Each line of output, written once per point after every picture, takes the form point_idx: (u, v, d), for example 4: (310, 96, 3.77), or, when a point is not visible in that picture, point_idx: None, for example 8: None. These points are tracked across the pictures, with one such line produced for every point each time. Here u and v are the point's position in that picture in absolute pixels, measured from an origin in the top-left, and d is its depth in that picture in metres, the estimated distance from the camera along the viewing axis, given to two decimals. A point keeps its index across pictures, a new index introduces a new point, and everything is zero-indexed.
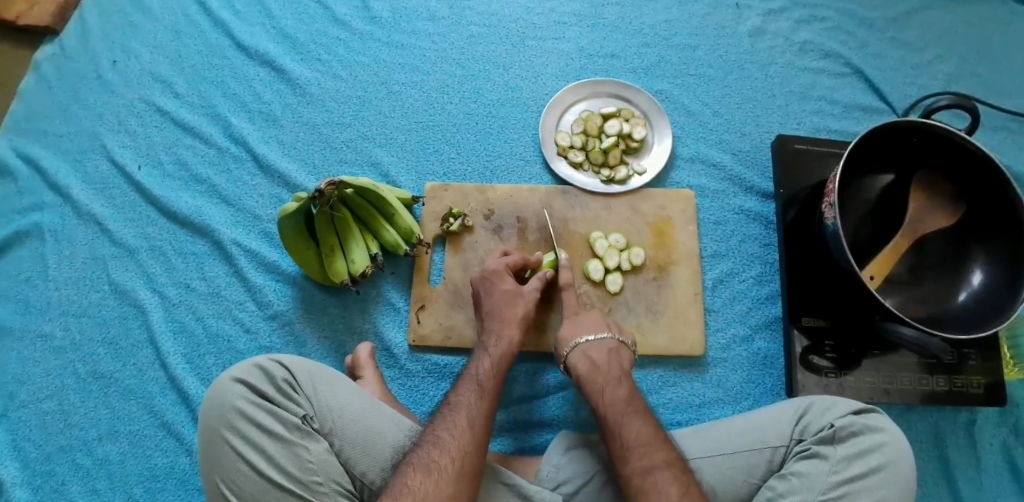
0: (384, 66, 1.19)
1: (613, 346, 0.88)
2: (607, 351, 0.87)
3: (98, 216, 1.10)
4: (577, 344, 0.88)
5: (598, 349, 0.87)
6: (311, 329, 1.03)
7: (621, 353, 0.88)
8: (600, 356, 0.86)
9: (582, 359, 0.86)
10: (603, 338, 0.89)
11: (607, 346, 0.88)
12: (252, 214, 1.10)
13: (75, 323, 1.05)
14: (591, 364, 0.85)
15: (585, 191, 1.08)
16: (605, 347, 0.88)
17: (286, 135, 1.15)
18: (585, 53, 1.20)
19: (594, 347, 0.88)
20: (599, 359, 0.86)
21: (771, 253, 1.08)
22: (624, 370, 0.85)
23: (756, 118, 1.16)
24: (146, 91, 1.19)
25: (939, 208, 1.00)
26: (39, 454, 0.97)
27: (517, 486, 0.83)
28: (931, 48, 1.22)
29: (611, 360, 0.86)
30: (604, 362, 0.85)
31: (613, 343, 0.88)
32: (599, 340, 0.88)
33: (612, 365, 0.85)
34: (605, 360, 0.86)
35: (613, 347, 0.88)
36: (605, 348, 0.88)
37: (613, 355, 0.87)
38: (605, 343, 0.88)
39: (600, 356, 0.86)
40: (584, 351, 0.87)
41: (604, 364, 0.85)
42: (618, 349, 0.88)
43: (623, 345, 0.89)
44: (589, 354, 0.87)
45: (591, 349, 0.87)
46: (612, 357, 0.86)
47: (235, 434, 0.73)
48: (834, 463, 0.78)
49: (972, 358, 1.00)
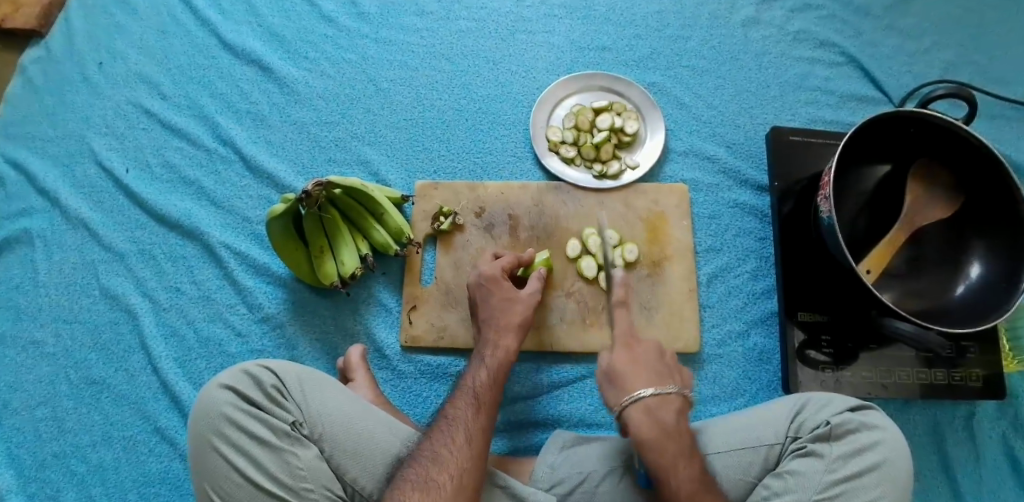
0: (372, 63, 1.17)
1: (679, 403, 0.79)
2: (674, 411, 0.78)
3: (86, 220, 1.09)
4: (638, 399, 0.78)
5: (665, 408, 0.78)
6: (302, 331, 1.02)
7: (683, 408, 0.80)
8: (667, 418, 0.77)
9: (646, 420, 0.77)
10: (668, 392, 0.79)
11: (676, 404, 0.79)
12: (242, 216, 1.09)
13: (66, 328, 1.04)
14: (660, 429, 0.76)
15: (577, 188, 1.06)
16: (671, 403, 0.79)
17: (275, 135, 1.14)
18: (576, 46, 1.18)
19: (660, 405, 0.78)
20: (668, 424, 0.77)
21: (767, 246, 1.07)
22: (690, 434, 0.78)
23: (751, 110, 1.14)
24: (132, 93, 1.18)
25: (938, 199, 0.99)
26: (34, 461, 0.97)
27: (510, 488, 0.82)
28: (927, 35, 1.19)
29: (678, 425, 0.78)
30: (673, 427, 0.77)
31: (678, 399, 0.80)
32: (665, 395, 0.79)
33: (679, 431, 0.77)
34: (672, 421, 0.78)
35: (679, 404, 0.79)
36: (672, 407, 0.78)
37: (680, 418, 0.78)
38: (673, 401, 0.79)
39: (669, 420, 0.77)
40: (650, 412, 0.78)
41: (672, 429, 0.77)
42: (682, 405, 0.80)
43: (685, 396, 0.81)
44: (656, 414, 0.77)
45: (658, 410, 0.78)
46: (680, 420, 0.78)
47: (225, 441, 0.72)
48: (830, 461, 0.77)
49: (971, 351, 0.99)
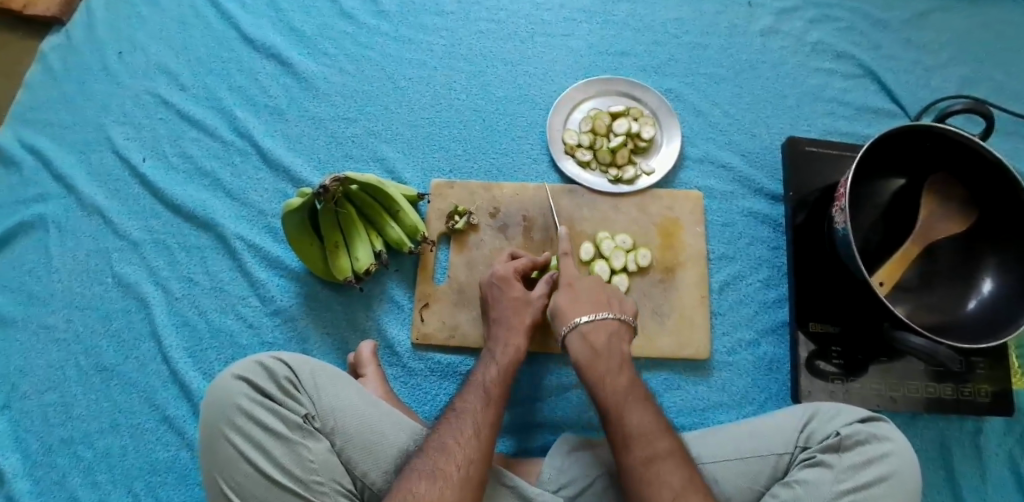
0: (391, 61, 1.18)
1: (613, 326, 0.84)
2: (609, 333, 0.83)
3: (102, 208, 1.09)
4: (572, 324, 0.84)
5: (597, 331, 0.83)
6: (313, 326, 1.02)
7: (621, 335, 0.84)
8: (599, 340, 0.83)
9: (582, 344, 0.83)
10: (603, 317, 0.85)
11: (608, 327, 0.84)
12: (257, 209, 1.09)
13: (78, 315, 1.04)
14: (590, 350, 0.82)
15: (592, 191, 1.06)
16: (606, 328, 0.84)
17: (292, 129, 1.14)
18: (595, 50, 1.18)
19: (592, 328, 0.83)
20: (599, 345, 0.82)
21: (779, 256, 1.07)
22: (624, 354, 0.82)
23: (768, 119, 1.15)
24: (151, 83, 1.18)
25: (953, 213, 1.00)
26: (41, 446, 0.97)
27: (518, 488, 0.82)
28: (945, 51, 1.20)
29: (610, 344, 0.82)
30: (604, 347, 0.82)
31: (613, 323, 0.84)
32: (598, 319, 0.84)
33: (611, 351, 0.82)
34: (604, 343, 0.82)
35: (613, 328, 0.84)
36: (606, 330, 0.84)
37: (614, 338, 0.83)
38: (605, 324, 0.84)
39: (601, 341, 0.82)
40: (584, 335, 0.83)
41: (603, 348, 0.82)
42: (618, 330, 0.85)
43: (624, 325, 0.85)
44: (589, 337, 0.83)
45: (591, 332, 0.83)
46: (612, 341, 0.83)
47: (237, 432, 0.72)
48: (840, 472, 0.77)
49: (980, 367, 0.99)
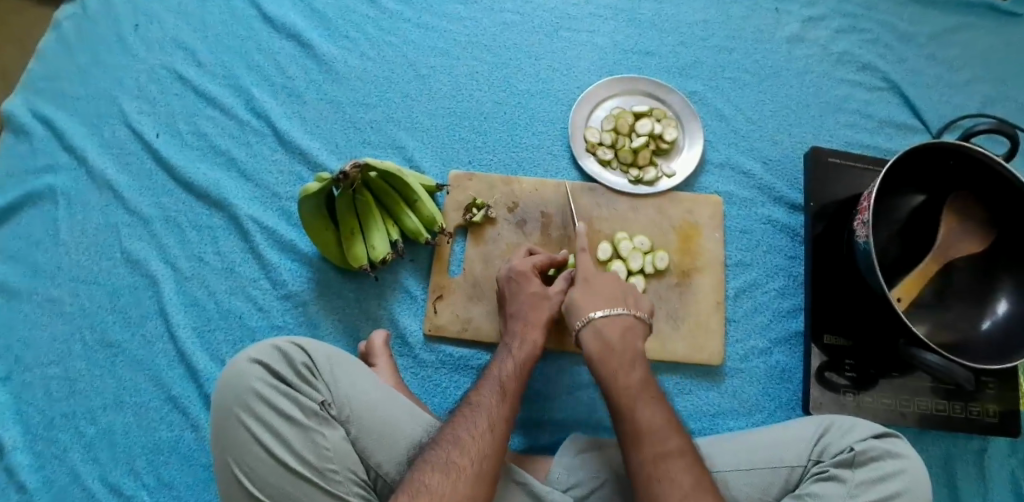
0: (413, 48, 1.16)
1: (672, 417, 0.75)
2: (621, 329, 0.82)
3: (113, 182, 1.07)
4: (629, 409, 0.74)
5: (658, 421, 0.73)
6: (324, 312, 1.01)
7: (680, 427, 0.75)
8: (660, 430, 0.73)
9: (594, 338, 0.82)
10: (619, 313, 0.83)
11: (666, 416, 0.74)
12: (271, 191, 1.07)
13: (85, 289, 1.03)
14: (603, 344, 0.81)
15: (612, 191, 1.06)
16: (664, 417, 0.74)
17: (309, 111, 1.12)
18: (620, 48, 1.17)
19: (653, 415, 0.74)
20: (659, 436, 0.72)
21: (796, 265, 1.06)
22: (637, 351, 0.81)
23: (790, 127, 1.14)
24: (167, 57, 1.16)
25: (973, 233, 1.00)
26: (43, 419, 0.95)
27: (529, 486, 0.81)
28: (969, 68, 1.19)
29: (671, 437, 0.73)
30: (618, 341, 0.81)
31: (671, 414, 0.75)
32: (657, 406, 0.75)
33: (675, 444, 0.72)
34: (666, 434, 0.73)
35: (672, 419, 0.75)
36: (621, 326, 0.82)
37: (673, 432, 0.74)
38: (665, 413, 0.75)
39: (615, 335, 0.81)
40: (598, 330, 0.82)
41: (665, 441, 0.72)
42: (633, 326, 0.83)
43: (679, 414, 0.76)
44: (647, 424, 0.73)
45: (605, 327, 0.82)
46: (672, 433, 0.73)
47: (251, 415, 0.71)
48: (852, 487, 0.77)
49: (989, 387, 0.99)
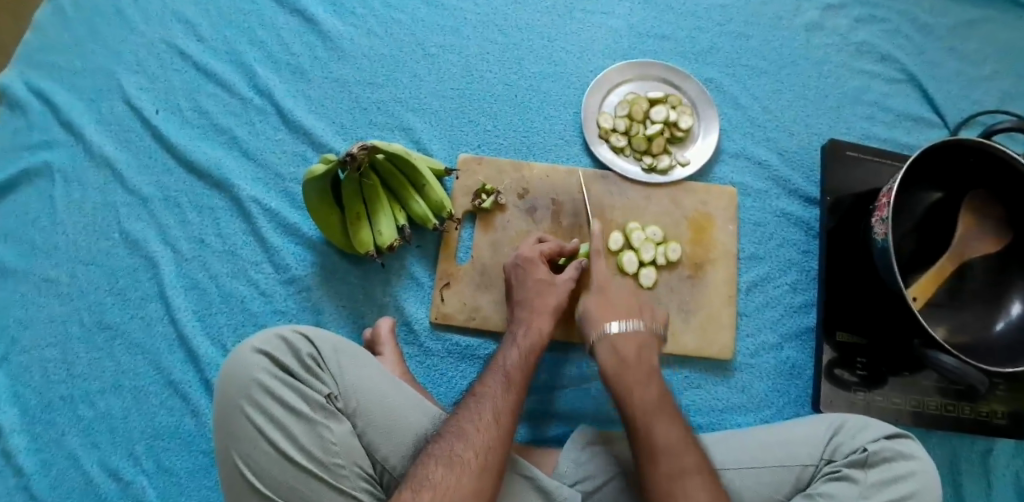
0: (422, 26, 1.12)
1: (643, 337, 0.82)
2: (635, 343, 0.81)
3: (111, 159, 1.04)
4: (604, 334, 0.82)
5: (627, 341, 0.81)
6: (328, 297, 0.98)
7: (652, 347, 0.82)
8: (628, 348, 0.80)
9: (609, 351, 0.81)
10: (636, 327, 0.82)
11: (638, 338, 0.81)
12: (274, 172, 1.04)
13: (82, 270, 1.00)
14: (618, 359, 0.79)
15: (624, 179, 1.03)
16: (635, 337, 0.81)
17: (314, 90, 1.09)
18: (635, 32, 1.14)
19: (624, 338, 0.81)
20: (627, 353, 0.80)
21: (809, 260, 1.04)
22: (653, 365, 0.79)
23: (807, 118, 1.11)
24: (167, 30, 1.12)
25: (989, 232, 0.98)
26: (40, 403, 0.93)
27: (536, 480, 0.80)
28: (989, 62, 1.17)
29: (639, 355, 0.80)
30: (633, 358, 0.79)
31: (643, 334, 0.82)
32: (627, 328, 0.82)
33: (640, 362, 0.79)
34: (634, 354, 0.80)
35: (644, 339, 0.82)
36: (635, 340, 0.81)
37: (641, 349, 0.81)
38: (637, 334, 0.81)
39: (628, 350, 0.80)
40: (612, 343, 0.81)
41: (631, 357, 0.79)
42: (649, 343, 0.82)
43: (654, 337, 0.83)
44: (617, 344, 0.81)
45: (620, 341, 0.81)
46: (642, 352, 0.80)
47: (255, 407, 0.69)
48: (865, 488, 0.76)
49: (999, 388, 0.99)
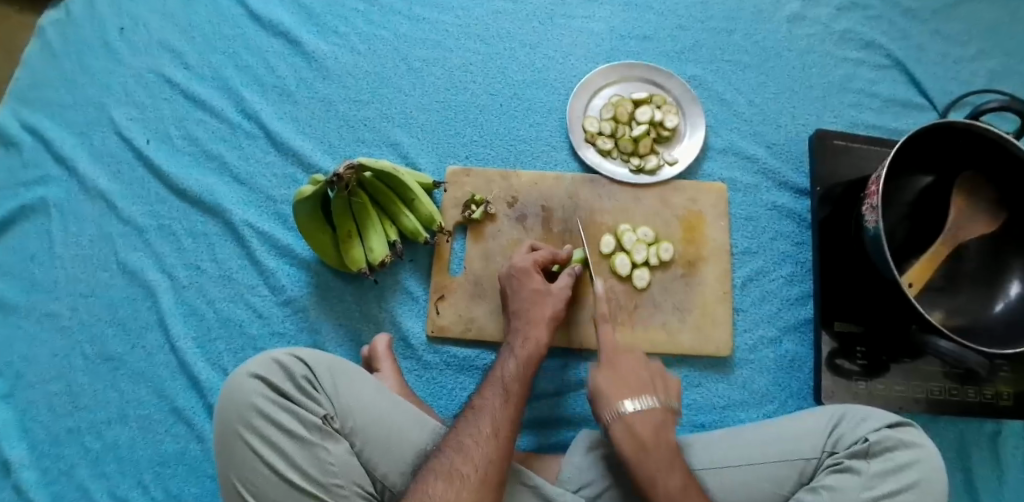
0: (405, 41, 1.13)
1: (660, 415, 0.77)
2: (654, 423, 0.76)
3: (105, 191, 1.05)
4: (618, 413, 0.76)
5: (644, 422, 0.75)
6: (325, 316, 0.99)
7: (668, 423, 0.77)
8: (646, 431, 0.75)
9: (625, 434, 0.75)
10: (650, 404, 0.77)
11: (655, 418, 0.76)
12: (266, 194, 1.05)
13: (82, 302, 1.01)
14: (634, 438, 0.75)
15: (613, 182, 1.03)
16: (652, 417, 0.76)
17: (301, 111, 1.10)
18: (616, 34, 1.14)
19: (641, 418, 0.76)
20: (647, 438, 0.75)
21: (803, 251, 1.04)
22: (673, 447, 0.75)
23: (793, 109, 1.11)
24: (154, 60, 1.13)
25: (983, 213, 0.98)
26: (47, 436, 0.94)
27: (539, 488, 0.80)
28: (975, 42, 1.16)
29: (659, 437, 0.75)
30: (651, 438, 0.75)
31: (660, 411, 0.77)
32: (646, 408, 0.77)
33: (660, 443, 0.75)
34: (652, 435, 0.75)
35: (661, 417, 0.77)
36: (653, 422, 0.76)
37: (661, 431, 0.76)
38: (654, 413, 0.76)
39: (647, 432, 0.75)
40: (629, 424, 0.76)
41: (652, 442, 0.74)
42: (666, 421, 0.77)
43: (671, 413, 0.78)
44: (633, 426, 0.75)
45: (635, 422, 0.76)
46: (661, 432, 0.76)
47: (253, 432, 0.70)
48: (868, 479, 0.76)
49: (1003, 370, 0.98)
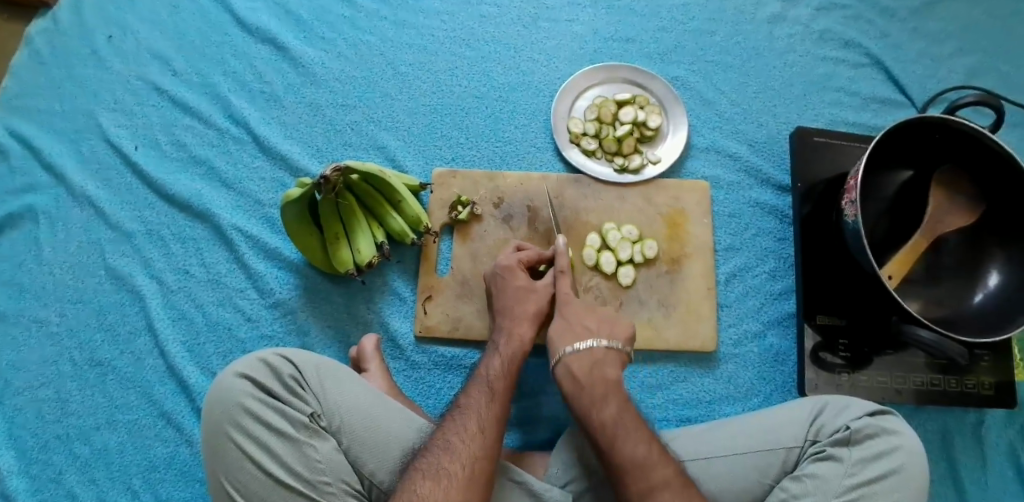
0: (390, 46, 1.14)
1: (598, 353, 0.81)
2: (591, 360, 0.80)
3: (93, 198, 1.06)
4: (558, 356, 0.82)
5: (579, 361, 0.80)
6: (313, 319, 1.00)
7: (607, 361, 0.81)
8: (581, 369, 0.80)
9: (567, 374, 0.80)
10: (589, 344, 0.82)
11: (592, 355, 0.81)
12: (254, 198, 1.06)
13: (71, 308, 1.01)
14: (574, 380, 0.79)
15: (598, 181, 1.05)
16: (588, 356, 0.81)
17: (288, 116, 1.11)
18: (600, 36, 1.16)
19: (576, 357, 0.81)
20: (582, 375, 0.79)
21: (786, 247, 1.06)
22: (610, 379, 0.79)
23: (774, 108, 1.13)
24: (142, 68, 1.14)
25: (961, 206, 0.98)
26: (36, 442, 0.95)
27: (526, 484, 0.80)
28: (952, 40, 1.18)
29: (594, 373, 0.79)
30: (587, 378, 0.79)
31: (598, 349, 0.81)
32: (582, 348, 0.81)
33: (595, 379, 0.79)
34: (587, 372, 0.79)
35: (599, 355, 0.81)
36: (589, 358, 0.80)
37: (596, 368, 0.80)
38: (589, 352, 0.81)
39: (582, 370, 0.80)
40: (567, 365, 0.81)
41: (586, 379, 0.79)
42: (603, 358, 0.81)
43: (610, 350, 0.82)
44: (572, 366, 0.80)
45: (574, 362, 0.81)
46: (596, 368, 0.80)
47: (241, 431, 0.71)
48: (849, 466, 0.77)
49: (983, 359, 0.99)
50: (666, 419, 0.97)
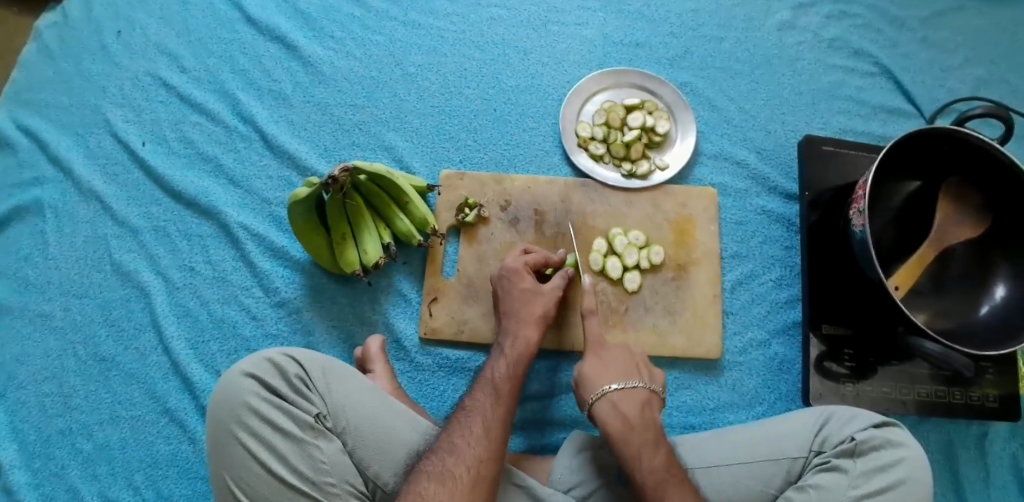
0: (400, 46, 1.14)
1: (643, 397, 0.81)
2: (638, 402, 0.80)
3: (100, 193, 1.06)
4: (603, 393, 0.80)
5: (628, 401, 0.79)
6: (318, 319, 1.00)
7: (651, 404, 0.81)
8: (631, 409, 0.79)
9: (612, 412, 0.79)
10: (633, 386, 0.81)
11: (640, 397, 0.80)
12: (261, 197, 1.06)
13: (75, 303, 1.01)
14: (622, 421, 0.78)
15: (605, 186, 1.05)
16: (635, 397, 0.80)
17: (296, 115, 1.11)
18: (609, 41, 1.16)
19: (623, 396, 0.80)
20: (633, 416, 0.78)
21: (792, 255, 1.06)
22: (657, 426, 0.79)
23: (782, 116, 1.13)
24: (151, 64, 1.14)
25: (969, 218, 0.99)
26: (39, 437, 0.94)
27: (529, 488, 0.80)
28: (961, 50, 1.18)
29: (643, 415, 0.79)
30: (637, 419, 0.78)
31: (642, 393, 0.81)
32: (628, 388, 0.81)
33: (645, 422, 0.78)
34: (636, 413, 0.79)
35: (645, 398, 0.81)
36: (637, 400, 0.80)
37: (644, 411, 0.79)
38: (637, 393, 0.80)
39: (632, 410, 0.79)
40: (614, 404, 0.80)
41: (638, 420, 0.78)
42: (649, 400, 0.81)
43: (653, 395, 0.82)
44: (619, 406, 0.79)
45: (621, 401, 0.80)
46: (644, 412, 0.79)
47: (246, 430, 0.71)
48: (854, 477, 0.77)
49: (988, 371, 0.99)
50: (669, 425, 0.96)
